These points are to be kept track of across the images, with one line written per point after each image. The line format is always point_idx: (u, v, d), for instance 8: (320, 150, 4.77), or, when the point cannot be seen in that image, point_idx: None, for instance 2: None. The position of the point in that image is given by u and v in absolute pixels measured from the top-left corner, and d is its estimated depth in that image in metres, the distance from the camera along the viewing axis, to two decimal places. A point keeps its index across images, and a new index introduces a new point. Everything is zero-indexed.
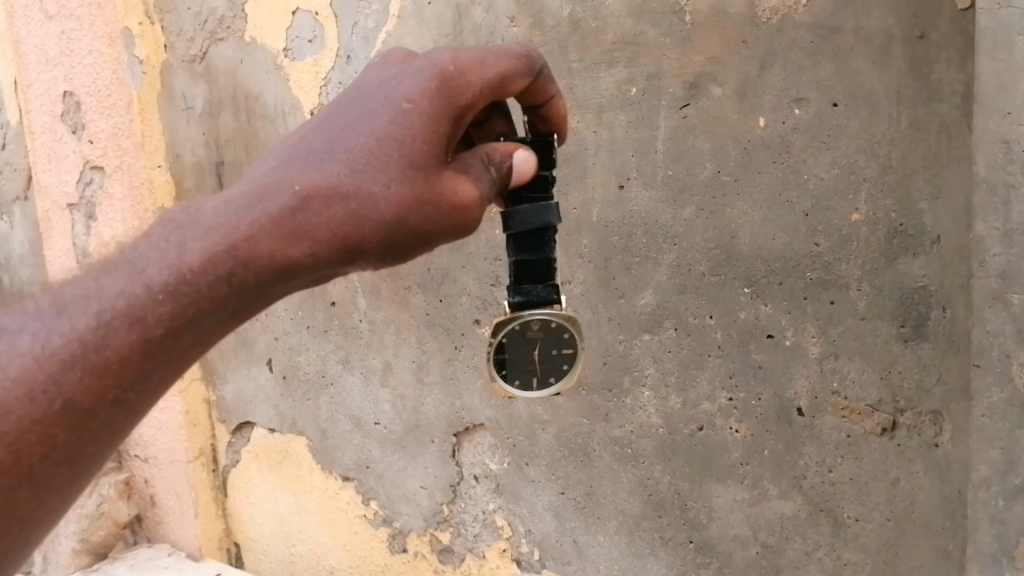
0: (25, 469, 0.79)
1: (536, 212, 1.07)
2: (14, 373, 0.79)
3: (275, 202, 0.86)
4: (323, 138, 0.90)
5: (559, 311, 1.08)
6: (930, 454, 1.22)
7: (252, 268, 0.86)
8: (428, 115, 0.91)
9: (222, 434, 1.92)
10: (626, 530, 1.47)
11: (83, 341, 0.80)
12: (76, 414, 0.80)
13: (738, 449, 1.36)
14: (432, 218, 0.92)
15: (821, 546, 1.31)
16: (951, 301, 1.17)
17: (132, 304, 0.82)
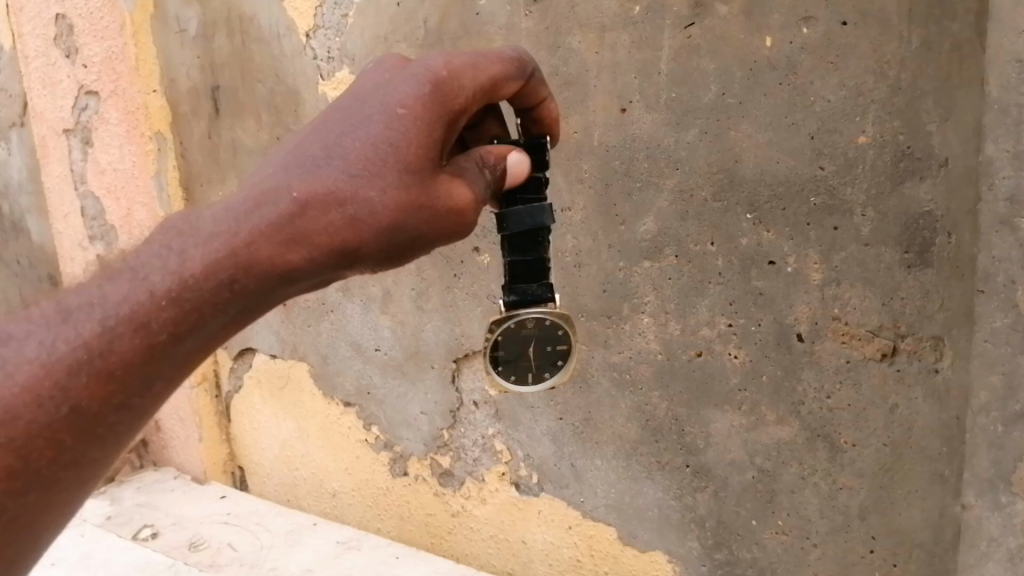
0: (33, 476, 0.76)
1: (530, 213, 1.06)
2: (22, 379, 0.76)
3: (273, 207, 0.84)
4: (320, 143, 0.88)
5: (555, 312, 1.10)
6: (929, 380, 1.21)
7: (254, 274, 0.83)
8: (424, 119, 0.90)
9: (224, 360, 1.93)
10: (623, 455, 1.48)
11: (89, 346, 0.77)
12: (82, 421, 0.77)
13: (737, 375, 1.35)
14: (429, 222, 0.89)
15: (816, 470, 1.32)
16: (957, 227, 1.14)
17: (136, 307, 0.79)
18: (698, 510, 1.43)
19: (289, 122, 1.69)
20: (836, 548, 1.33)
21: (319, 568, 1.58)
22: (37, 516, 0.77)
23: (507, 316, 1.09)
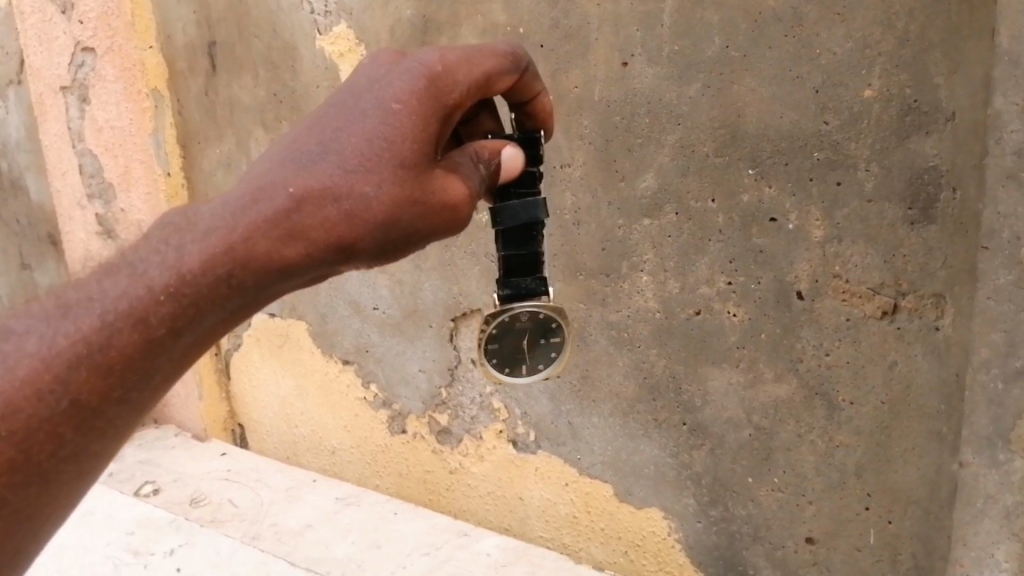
0: (34, 468, 0.74)
1: (523, 207, 1.04)
2: (22, 374, 0.74)
3: (269, 203, 0.80)
4: (315, 137, 0.84)
5: (549, 304, 1.07)
6: (930, 338, 1.20)
7: (251, 270, 0.80)
8: (417, 115, 0.85)
9: None
10: (620, 412, 1.48)
11: (88, 342, 0.75)
12: (82, 416, 0.76)
13: (736, 333, 1.34)
14: (426, 217, 0.86)
15: (813, 428, 1.31)
16: (963, 182, 1.12)
17: (134, 304, 0.77)
18: (694, 468, 1.43)
19: (286, 78, 1.66)
20: (832, 505, 1.33)
21: (318, 523, 1.59)
22: (39, 507, 0.76)
23: (501, 309, 1.07)
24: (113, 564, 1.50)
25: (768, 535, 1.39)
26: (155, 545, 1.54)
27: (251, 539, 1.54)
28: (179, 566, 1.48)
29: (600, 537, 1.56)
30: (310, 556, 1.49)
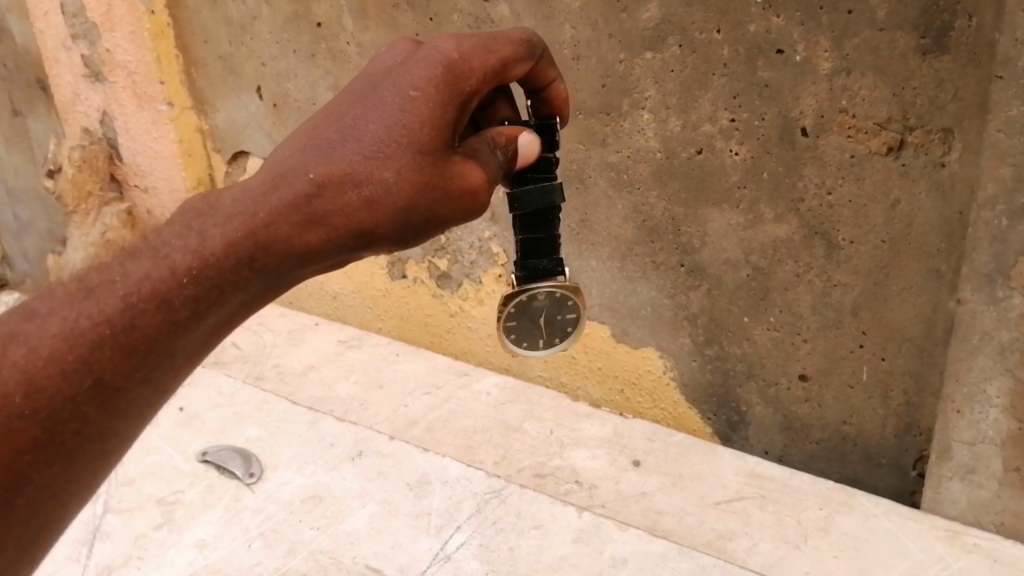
0: (58, 447, 0.68)
1: (539, 194, 0.99)
2: (44, 352, 0.68)
3: (289, 187, 0.78)
4: (334, 126, 0.82)
5: (566, 284, 1.04)
6: (935, 175, 1.16)
7: (272, 255, 0.77)
8: (436, 100, 0.84)
9: (219, 165, 1.87)
10: (618, 255, 1.47)
11: (111, 321, 0.70)
12: (105, 397, 0.70)
13: (737, 172, 1.30)
14: (444, 201, 0.84)
15: (812, 267, 1.30)
16: (980, 8, 1.05)
17: (157, 285, 0.72)
18: (691, 309, 1.43)
19: None
20: (826, 343, 1.33)
21: (320, 365, 1.62)
22: (60, 496, 0.70)
23: (516, 292, 1.03)
24: None
25: (761, 373, 1.41)
26: None
27: (255, 380, 1.58)
28: (180, 405, 1.49)
29: (597, 377, 1.59)
30: (315, 395, 1.53)
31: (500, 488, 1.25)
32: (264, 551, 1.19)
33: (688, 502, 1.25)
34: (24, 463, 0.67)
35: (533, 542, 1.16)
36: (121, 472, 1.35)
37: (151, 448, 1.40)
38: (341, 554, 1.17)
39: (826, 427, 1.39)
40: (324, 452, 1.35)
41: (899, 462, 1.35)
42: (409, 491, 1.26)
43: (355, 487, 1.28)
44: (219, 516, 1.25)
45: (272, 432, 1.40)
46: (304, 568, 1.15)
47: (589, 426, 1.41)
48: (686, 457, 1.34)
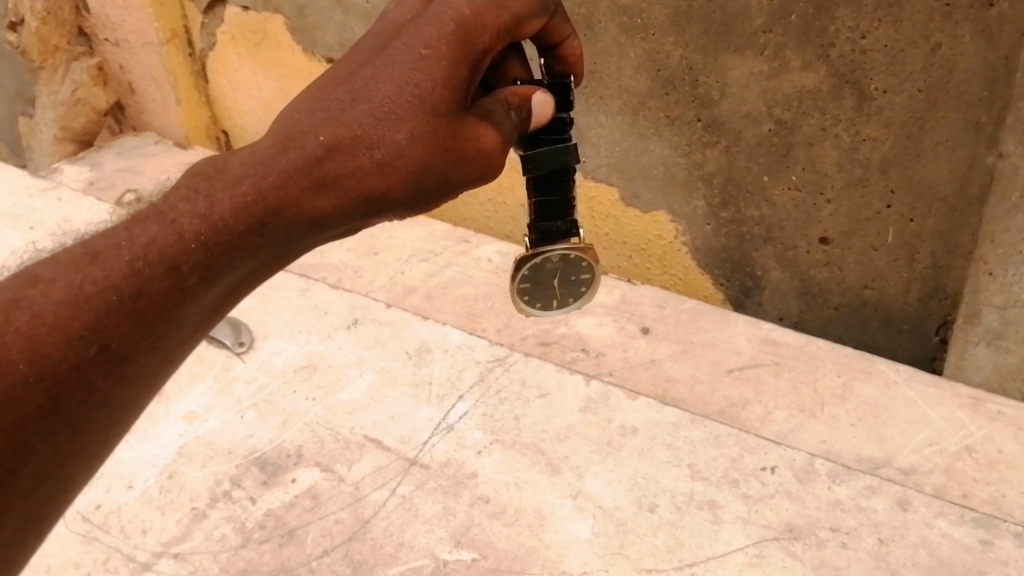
0: (65, 416, 0.60)
1: (554, 157, 0.84)
2: (48, 318, 0.60)
3: (297, 149, 0.69)
4: (343, 84, 0.72)
5: (582, 247, 0.88)
6: (981, 16, 1.03)
7: (282, 219, 0.69)
8: (448, 57, 0.71)
9: (194, 15, 1.70)
10: (629, 110, 1.35)
11: (118, 286, 0.62)
12: (113, 366, 0.62)
13: (763, 15, 1.16)
14: (460, 163, 0.73)
15: (840, 122, 1.18)
16: None
17: (164, 248, 0.65)
18: (707, 167, 1.33)
19: None
20: (851, 203, 1.24)
21: None
22: (66, 466, 0.62)
23: (528, 258, 0.88)
24: None
25: (780, 237, 1.32)
26: None
27: None
28: None
29: (605, 242, 1.51)
30: (307, 263, 1.42)
31: (504, 356, 1.19)
32: (258, 422, 1.14)
33: (699, 370, 1.17)
34: (29, 433, 0.59)
35: (539, 410, 1.10)
36: None
37: None
38: (340, 425, 1.12)
39: (846, 292, 1.32)
40: (319, 322, 1.28)
41: (921, 327, 1.29)
42: (409, 360, 1.20)
43: (352, 357, 1.22)
44: (209, 387, 1.20)
45: (262, 301, 1.33)
46: (301, 440, 1.11)
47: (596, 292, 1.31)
48: (697, 324, 1.25)
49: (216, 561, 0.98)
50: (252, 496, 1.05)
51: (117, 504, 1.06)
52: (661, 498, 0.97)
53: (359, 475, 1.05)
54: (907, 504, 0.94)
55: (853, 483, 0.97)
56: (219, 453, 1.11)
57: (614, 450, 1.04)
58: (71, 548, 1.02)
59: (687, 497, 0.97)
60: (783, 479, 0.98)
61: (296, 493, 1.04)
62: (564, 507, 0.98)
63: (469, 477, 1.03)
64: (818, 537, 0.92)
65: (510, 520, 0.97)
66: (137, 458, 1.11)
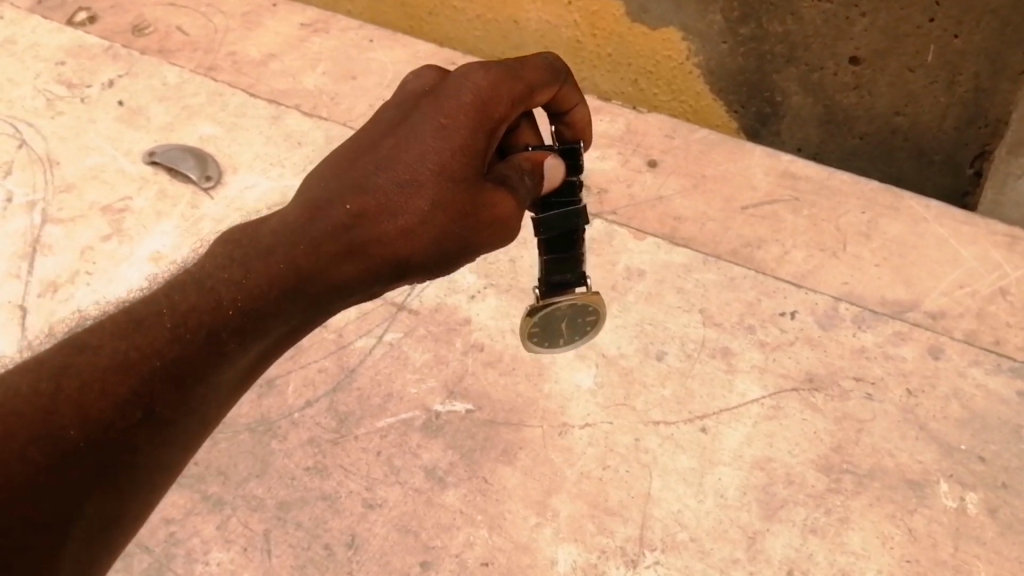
0: (110, 482, 0.53)
1: (570, 219, 0.69)
2: (94, 383, 0.52)
3: (322, 220, 0.59)
4: (362, 152, 0.62)
5: (591, 296, 0.72)
6: None
7: (314, 284, 0.60)
8: (467, 124, 0.60)
9: None
10: None
11: (161, 353, 0.54)
12: (158, 432, 0.54)
13: None
14: (481, 230, 0.62)
15: None
16: None
17: (200, 317, 0.56)
18: None
19: None
20: (887, 19, 1.09)
21: (282, 52, 1.29)
22: (108, 528, 0.54)
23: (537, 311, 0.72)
24: (46, 100, 1.24)
25: (805, 57, 1.17)
26: (91, 77, 1.26)
27: (206, 72, 1.27)
28: (122, 99, 1.23)
29: (607, 66, 1.33)
30: (277, 88, 1.24)
31: None
32: None
33: (710, 208, 1.03)
34: (76, 498, 0.51)
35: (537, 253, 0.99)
36: (58, 176, 1.14)
37: (87, 148, 1.18)
38: None
39: (875, 120, 1.20)
40: (291, 153, 1.15)
41: (954, 158, 1.18)
42: None
43: None
44: (175, 227, 1.08)
45: (229, 130, 1.18)
46: None
47: (598, 122, 1.15)
48: (710, 156, 1.09)
49: None
50: None
51: None
52: (669, 346, 0.89)
53: (342, 321, 0.95)
54: (939, 352, 0.87)
55: (881, 330, 0.89)
56: None
57: (619, 294, 0.94)
58: None
59: (699, 344, 0.89)
60: (804, 325, 0.90)
61: None
62: (565, 357, 0.89)
63: (462, 323, 0.94)
64: (841, 388, 0.85)
65: (506, 369, 0.89)
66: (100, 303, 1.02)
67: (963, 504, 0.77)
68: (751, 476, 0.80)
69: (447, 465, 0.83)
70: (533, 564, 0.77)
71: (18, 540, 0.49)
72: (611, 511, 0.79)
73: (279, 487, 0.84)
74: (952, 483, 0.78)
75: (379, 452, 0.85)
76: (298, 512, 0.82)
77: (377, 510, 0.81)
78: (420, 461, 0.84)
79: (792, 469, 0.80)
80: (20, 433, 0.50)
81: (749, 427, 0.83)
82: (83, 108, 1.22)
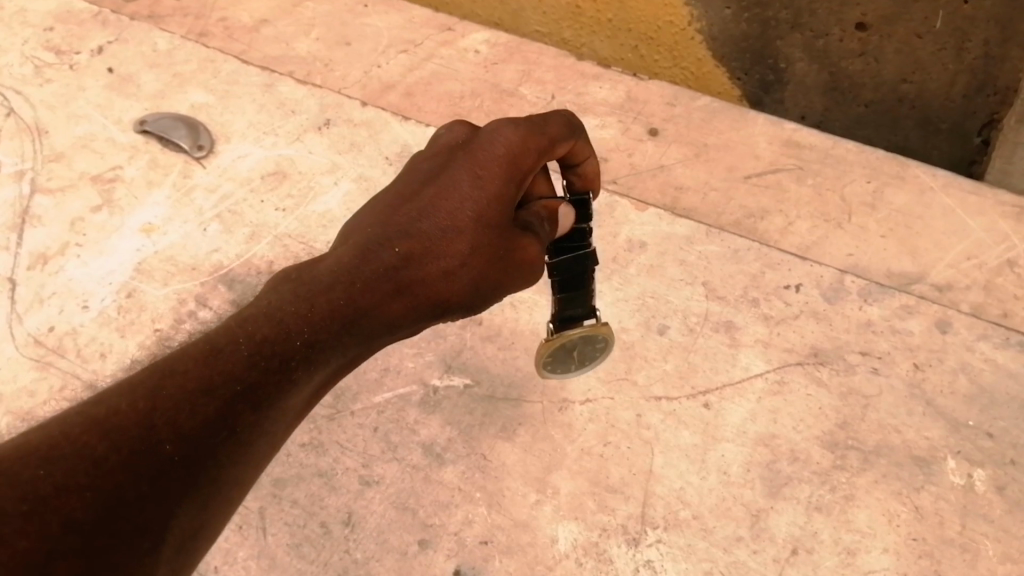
0: (190, 503, 0.47)
1: (581, 263, 0.69)
2: (177, 402, 0.48)
3: (372, 263, 0.58)
4: (403, 200, 0.61)
5: (605, 328, 0.72)
6: None
7: (366, 323, 0.57)
8: (502, 175, 0.60)
9: None
10: None
11: (238, 376, 0.51)
12: (238, 452, 0.49)
13: None
14: (515, 275, 0.61)
15: None
16: None
17: (271, 343, 0.53)
18: None
19: None
20: None
21: (275, 17, 1.25)
22: (192, 548, 0.48)
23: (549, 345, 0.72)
24: (33, 67, 1.20)
25: (810, 23, 1.14)
26: (80, 43, 1.23)
27: (198, 38, 1.23)
28: (111, 66, 1.19)
29: (607, 32, 1.28)
30: (271, 55, 1.20)
31: None
32: (223, 236, 1.02)
33: (712, 176, 1.01)
34: (159, 511, 0.46)
35: None
36: (47, 145, 1.11)
37: (76, 116, 1.14)
38: (313, 239, 1.01)
39: (881, 88, 1.17)
40: (285, 121, 1.12)
41: (961, 127, 1.15)
42: (389, 167, 1.06)
43: (324, 162, 1.07)
44: (167, 197, 1.06)
45: (221, 98, 1.15)
46: (272, 256, 1.00)
47: (597, 89, 1.11)
48: (712, 124, 1.06)
49: None
50: (221, 317, 0.95)
51: (72, 326, 0.96)
52: (671, 319, 0.88)
53: None
54: (947, 326, 0.86)
55: (887, 303, 0.87)
56: (182, 270, 0.99)
57: (620, 267, 0.93)
58: (24, 376, 0.93)
59: (702, 317, 0.88)
60: (808, 298, 0.88)
61: None
62: None
63: None
64: (847, 362, 0.83)
65: (505, 344, 0.88)
66: (91, 276, 1.00)
67: (971, 481, 0.76)
68: (754, 453, 0.79)
69: (445, 441, 0.82)
70: (533, 541, 0.76)
71: (115, 555, 0.44)
72: (613, 488, 0.78)
73: (274, 464, 0.82)
74: (960, 460, 0.77)
75: (376, 427, 0.83)
76: (294, 489, 0.81)
77: (373, 488, 0.80)
78: (418, 437, 0.82)
79: (797, 445, 0.79)
80: (116, 445, 0.46)
81: (753, 403, 0.81)
82: (72, 76, 1.19)
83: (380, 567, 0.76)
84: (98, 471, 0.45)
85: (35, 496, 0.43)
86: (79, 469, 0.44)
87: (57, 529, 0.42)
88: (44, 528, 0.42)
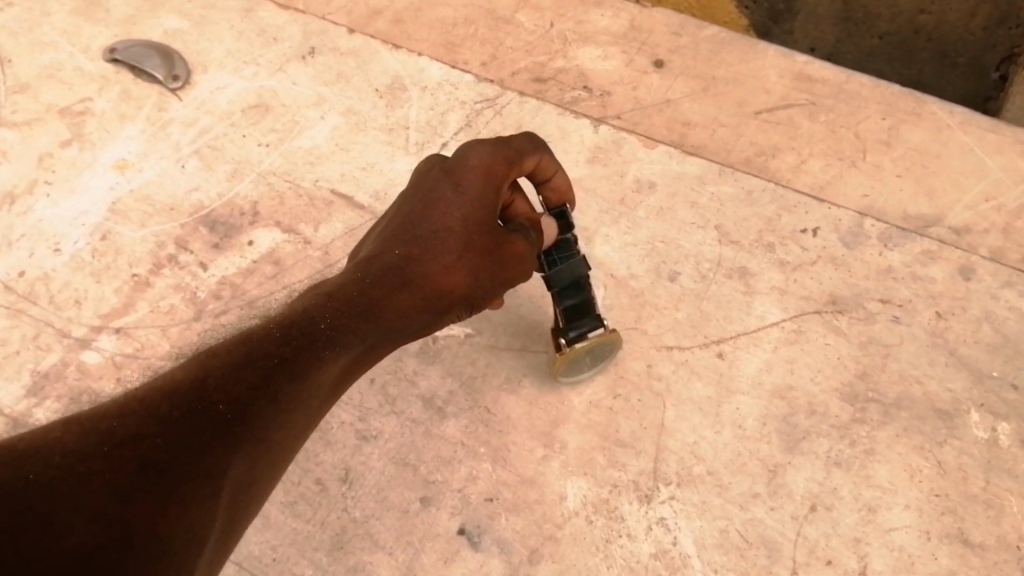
0: (243, 457, 0.46)
1: (573, 270, 0.68)
2: (223, 373, 0.48)
3: (374, 266, 0.57)
4: (398, 215, 0.60)
5: (613, 334, 0.71)
6: None
7: (377, 317, 0.55)
8: (480, 179, 0.59)
9: None
10: None
11: (269, 352, 0.50)
12: (284, 414, 0.48)
13: None
14: (506, 271, 0.60)
15: None
16: None
17: (295, 325, 0.52)
18: None
19: None
20: None
21: None
22: (242, 510, 0.46)
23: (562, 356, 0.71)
24: None
25: None
26: None
27: None
28: None
29: None
30: None
31: (495, 96, 0.99)
32: (203, 173, 0.96)
33: (722, 112, 0.95)
34: (215, 463, 0.44)
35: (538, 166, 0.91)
36: (11, 75, 1.03)
37: (41, 43, 1.06)
38: (302, 177, 0.95)
39: (897, 19, 1.13)
40: (266, 50, 1.04)
41: (978, 62, 1.12)
42: (379, 99, 1.00)
43: (308, 95, 1.01)
44: (140, 130, 0.99)
45: (197, 25, 1.07)
46: (255, 195, 0.94)
47: (599, 17, 1.03)
48: (720, 55, 0.99)
49: (166, 338, 0.86)
50: (202, 262, 0.90)
51: (45, 271, 0.90)
52: (683, 266, 0.83)
53: (328, 238, 0.91)
54: (969, 273, 0.82)
55: (908, 248, 0.84)
56: (159, 209, 0.93)
57: (628, 209, 0.88)
58: None
59: (714, 264, 0.83)
60: (827, 243, 0.84)
61: (254, 258, 0.90)
62: None
63: None
64: (867, 311, 0.80)
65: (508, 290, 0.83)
66: (62, 216, 0.93)
67: (994, 435, 0.74)
68: (771, 406, 0.76)
69: (445, 395, 0.78)
70: (540, 499, 0.73)
71: (184, 489, 0.42)
72: (622, 442, 0.75)
73: None
74: (983, 413, 0.75)
75: (372, 379, 0.79)
76: None
77: (372, 443, 0.76)
78: (416, 389, 0.78)
79: (815, 398, 0.76)
80: (177, 403, 0.45)
81: (769, 353, 0.78)
82: None
83: (381, 526, 0.73)
84: (158, 427, 0.44)
85: (113, 441, 0.43)
86: (146, 424, 0.44)
87: (133, 467, 0.42)
88: (122, 466, 0.42)
